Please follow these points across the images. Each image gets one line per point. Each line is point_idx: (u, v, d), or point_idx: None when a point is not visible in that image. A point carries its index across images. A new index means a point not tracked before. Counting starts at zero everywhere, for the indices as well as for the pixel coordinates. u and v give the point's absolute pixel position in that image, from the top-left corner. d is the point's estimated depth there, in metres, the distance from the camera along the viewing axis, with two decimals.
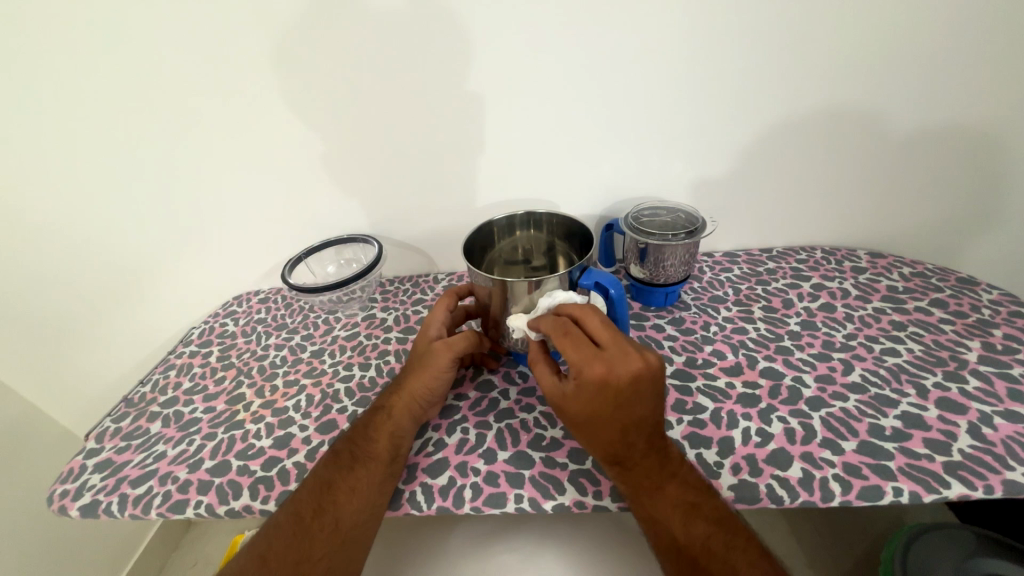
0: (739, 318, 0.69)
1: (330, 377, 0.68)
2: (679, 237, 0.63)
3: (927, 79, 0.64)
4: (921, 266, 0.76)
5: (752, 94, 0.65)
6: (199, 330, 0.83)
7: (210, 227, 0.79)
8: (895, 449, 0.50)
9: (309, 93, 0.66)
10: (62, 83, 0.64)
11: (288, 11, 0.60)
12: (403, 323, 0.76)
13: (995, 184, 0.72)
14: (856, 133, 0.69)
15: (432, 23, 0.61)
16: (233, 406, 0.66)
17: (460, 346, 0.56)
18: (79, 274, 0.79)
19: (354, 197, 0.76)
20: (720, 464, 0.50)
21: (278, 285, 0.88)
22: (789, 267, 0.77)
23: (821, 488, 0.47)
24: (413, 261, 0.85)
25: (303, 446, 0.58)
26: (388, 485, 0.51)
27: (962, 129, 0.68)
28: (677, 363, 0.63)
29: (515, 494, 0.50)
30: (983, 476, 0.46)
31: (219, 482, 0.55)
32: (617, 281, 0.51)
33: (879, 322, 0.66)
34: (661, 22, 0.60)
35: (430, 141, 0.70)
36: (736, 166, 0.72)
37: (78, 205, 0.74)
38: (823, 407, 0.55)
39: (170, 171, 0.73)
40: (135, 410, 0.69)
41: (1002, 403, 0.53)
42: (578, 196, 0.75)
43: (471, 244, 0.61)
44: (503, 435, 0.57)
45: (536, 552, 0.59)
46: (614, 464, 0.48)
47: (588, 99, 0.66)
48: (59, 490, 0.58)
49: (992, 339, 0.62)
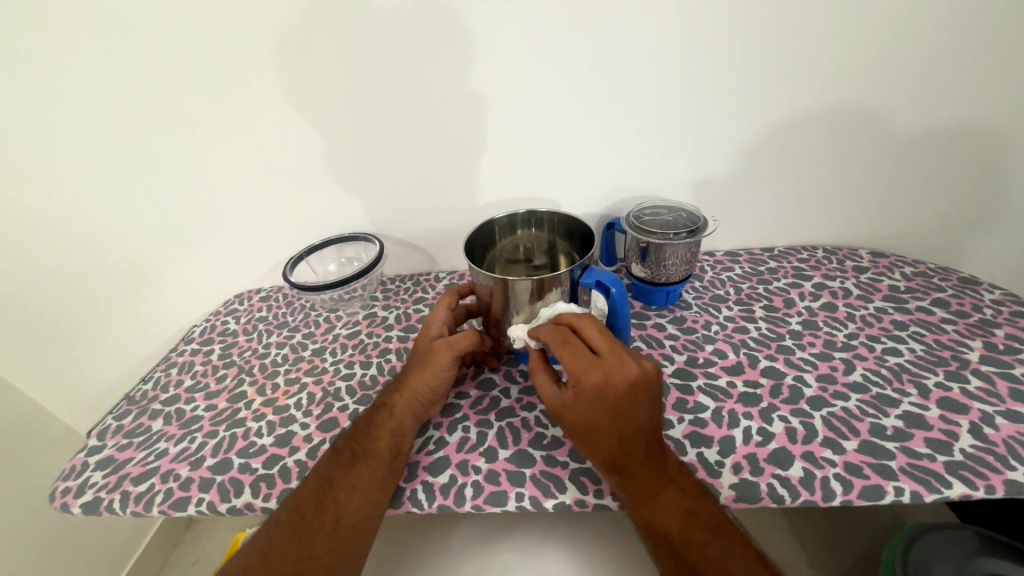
0: (740, 318, 0.69)
1: (330, 376, 0.68)
2: (680, 236, 0.63)
3: (929, 78, 0.64)
4: (923, 265, 0.76)
5: (753, 95, 0.65)
6: (200, 328, 0.83)
7: (211, 225, 0.79)
8: (897, 449, 0.49)
9: (308, 93, 0.66)
10: (64, 83, 0.65)
11: (288, 11, 0.60)
12: (404, 322, 0.76)
13: (997, 182, 0.72)
14: (857, 133, 0.69)
15: (434, 20, 0.60)
16: (235, 404, 0.67)
17: (460, 345, 0.56)
18: (82, 273, 0.79)
19: (355, 196, 0.76)
20: (720, 463, 0.50)
21: (279, 283, 0.88)
22: (790, 267, 0.77)
23: (821, 488, 0.47)
24: (414, 260, 0.85)
25: (303, 444, 0.58)
26: (388, 484, 0.51)
27: (964, 127, 0.67)
28: (678, 363, 0.63)
29: (515, 492, 0.50)
30: (984, 476, 0.46)
31: (220, 479, 0.56)
32: (617, 280, 0.50)
33: (880, 322, 0.66)
34: (660, 21, 0.60)
35: (431, 141, 0.70)
36: (738, 166, 0.72)
37: (79, 203, 0.74)
38: (824, 407, 0.55)
39: (170, 170, 0.73)
40: (137, 408, 0.69)
41: (1004, 403, 0.53)
42: (579, 197, 0.76)
43: (471, 244, 0.61)
44: (504, 434, 0.57)
45: (537, 550, 0.59)
46: (614, 473, 0.47)
47: (587, 97, 0.66)
48: (61, 487, 0.58)
49: (994, 339, 0.61)
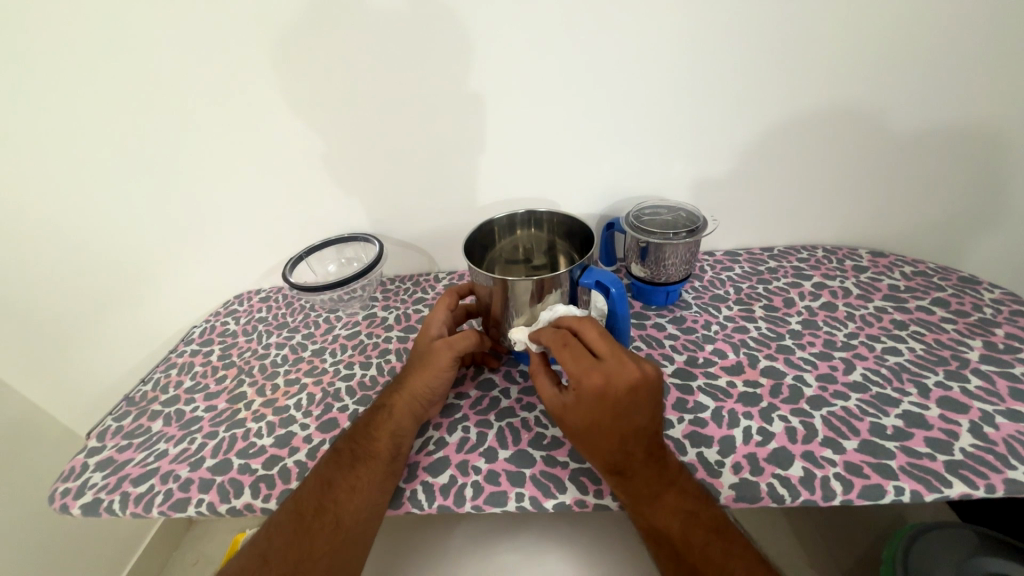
0: (739, 317, 0.69)
1: (330, 376, 0.68)
2: (680, 236, 0.63)
3: (929, 77, 0.64)
4: (922, 265, 0.76)
5: (753, 94, 0.65)
6: (200, 329, 0.83)
7: (210, 226, 0.79)
8: (896, 449, 0.49)
9: (309, 93, 0.66)
10: (64, 85, 0.65)
11: (288, 11, 0.60)
12: (404, 322, 0.76)
13: (996, 180, 0.71)
14: (857, 132, 0.69)
15: (433, 19, 0.60)
16: (234, 404, 0.66)
17: (460, 346, 0.56)
18: (81, 275, 0.79)
19: (355, 196, 0.76)
20: (720, 463, 0.50)
21: (279, 284, 0.88)
22: (790, 266, 0.77)
23: (821, 487, 0.47)
24: (413, 260, 0.85)
25: (303, 444, 0.58)
26: (389, 484, 0.51)
27: (965, 127, 0.67)
28: (677, 363, 0.63)
29: (515, 492, 0.50)
30: (984, 475, 0.46)
31: (220, 480, 0.55)
32: (617, 280, 0.50)
33: (879, 322, 0.66)
34: (660, 20, 0.60)
35: (431, 141, 0.70)
36: (737, 166, 0.72)
37: (79, 204, 0.74)
38: (824, 407, 0.55)
39: (170, 171, 0.73)
40: (136, 409, 0.69)
41: (1004, 402, 0.53)
42: (579, 196, 0.75)
43: (471, 244, 0.61)
44: (503, 434, 0.57)
45: (537, 551, 0.59)
46: (614, 475, 0.47)
47: (588, 97, 0.66)
48: (60, 489, 0.58)
49: (993, 338, 0.61)
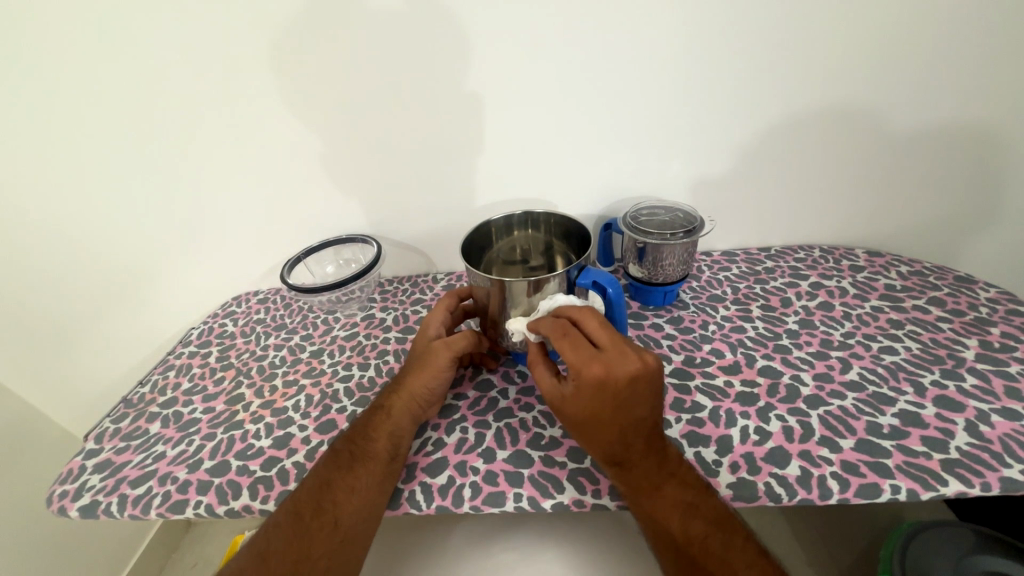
0: (737, 317, 0.69)
1: (329, 377, 0.68)
2: (678, 236, 0.63)
3: (926, 77, 0.64)
4: (919, 264, 0.76)
5: (751, 95, 0.66)
6: (198, 330, 0.83)
7: (209, 227, 0.79)
8: (893, 447, 0.50)
9: (308, 94, 0.66)
10: (63, 85, 0.64)
11: (287, 11, 0.60)
12: (402, 323, 0.77)
13: (993, 180, 0.72)
14: (855, 132, 0.69)
15: (433, 20, 0.60)
16: (233, 406, 0.66)
17: (460, 346, 0.56)
18: (79, 276, 0.79)
19: (354, 197, 0.76)
20: (719, 463, 0.50)
21: (278, 285, 0.88)
22: (788, 266, 0.78)
23: (818, 486, 0.47)
24: (413, 261, 0.85)
25: (303, 445, 0.58)
26: (388, 485, 0.51)
27: (961, 126, 0.68)
28: (676, 362, 0.63)
29: (514, 492, 0.50)
30: (980, 473, 0.46)
31: (219, 482, 0.55)
32: (615, 280, 0.50)
33: (876, 321, 0.66)
34: (659, 21, 0.60)
35: (430, 142, 0.70)
36: (736, 166, 0.72)
37: (78, 206, 0.74)
38: (821, 406, 0.55)
39: (170, 172, 0.73)
40: (135, 411, 0.69)
41: (1000, 401, 0.53)
42: (578, 196, 0.76)
43: (469, 243, 0.61)
44: (503, 434, 0.57)
45: (536, 551, 0.59)
46: (613, 466, 0.48)
47: (586, 98, 0.66)
48: (59, 490, 0.58)
49: (989, 337, 0.62)
